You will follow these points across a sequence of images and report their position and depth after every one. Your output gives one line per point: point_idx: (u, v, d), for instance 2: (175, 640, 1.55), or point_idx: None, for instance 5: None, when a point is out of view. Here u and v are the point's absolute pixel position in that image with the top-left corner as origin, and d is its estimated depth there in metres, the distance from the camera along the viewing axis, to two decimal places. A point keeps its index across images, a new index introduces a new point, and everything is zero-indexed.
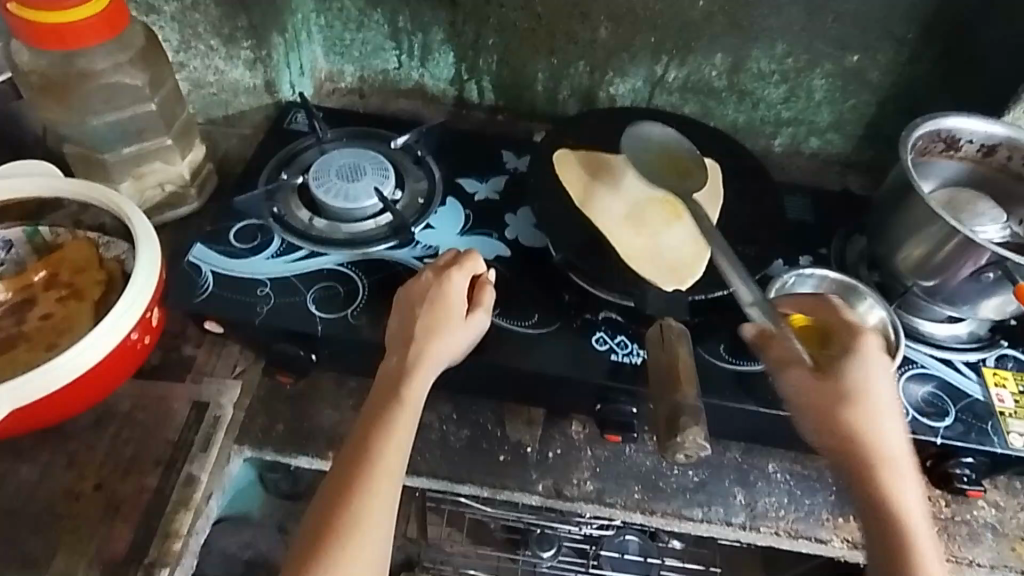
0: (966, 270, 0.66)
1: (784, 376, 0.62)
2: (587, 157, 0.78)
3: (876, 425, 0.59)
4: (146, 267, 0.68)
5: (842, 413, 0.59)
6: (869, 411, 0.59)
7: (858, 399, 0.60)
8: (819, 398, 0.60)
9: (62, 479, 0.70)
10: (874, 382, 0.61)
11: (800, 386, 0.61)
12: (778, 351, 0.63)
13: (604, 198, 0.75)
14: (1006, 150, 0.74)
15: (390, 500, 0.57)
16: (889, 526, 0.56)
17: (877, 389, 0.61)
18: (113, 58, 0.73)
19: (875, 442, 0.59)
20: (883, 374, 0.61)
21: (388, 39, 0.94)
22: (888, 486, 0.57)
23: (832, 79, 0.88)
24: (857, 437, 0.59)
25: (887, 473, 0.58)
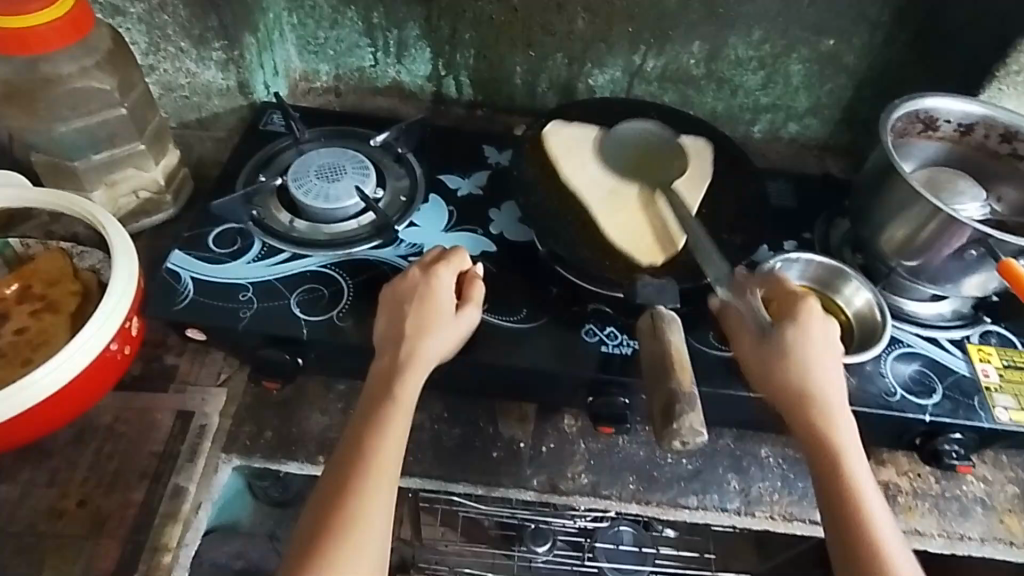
0: (948, 248, 0.67)
1: (735, 343, 0.63)
2: (577, 132, 0.79)
3: (820, 386, 0.59)
4: (123, 276, 0.66)
5: (786, 376, 0.59)
6: (814, 374, 0.59)
7: (802, 361, 0.59)
8: (766, 364, 0.60)
9: (44, 496, 0.68)
10: (818, 343, 0.61)
11: (749, 353, 0.61)
12: (733, 321, 0.63)
13: (586, 176, 0.75)
14: (983, 129, 0.75)
15: (387, 501, 0.56)
16: (838, 492, 0.56)
17: (821, 351, 0.60)
18: (79, 62, 0.71)
19: (820, 405, 0.59)
20: (827, 334, 0.61)
21: (362, 37, 0.93)
22: (834, 447, 0.57)
23: (809, 65, 0.88)
24: (803, 401, 0.59)
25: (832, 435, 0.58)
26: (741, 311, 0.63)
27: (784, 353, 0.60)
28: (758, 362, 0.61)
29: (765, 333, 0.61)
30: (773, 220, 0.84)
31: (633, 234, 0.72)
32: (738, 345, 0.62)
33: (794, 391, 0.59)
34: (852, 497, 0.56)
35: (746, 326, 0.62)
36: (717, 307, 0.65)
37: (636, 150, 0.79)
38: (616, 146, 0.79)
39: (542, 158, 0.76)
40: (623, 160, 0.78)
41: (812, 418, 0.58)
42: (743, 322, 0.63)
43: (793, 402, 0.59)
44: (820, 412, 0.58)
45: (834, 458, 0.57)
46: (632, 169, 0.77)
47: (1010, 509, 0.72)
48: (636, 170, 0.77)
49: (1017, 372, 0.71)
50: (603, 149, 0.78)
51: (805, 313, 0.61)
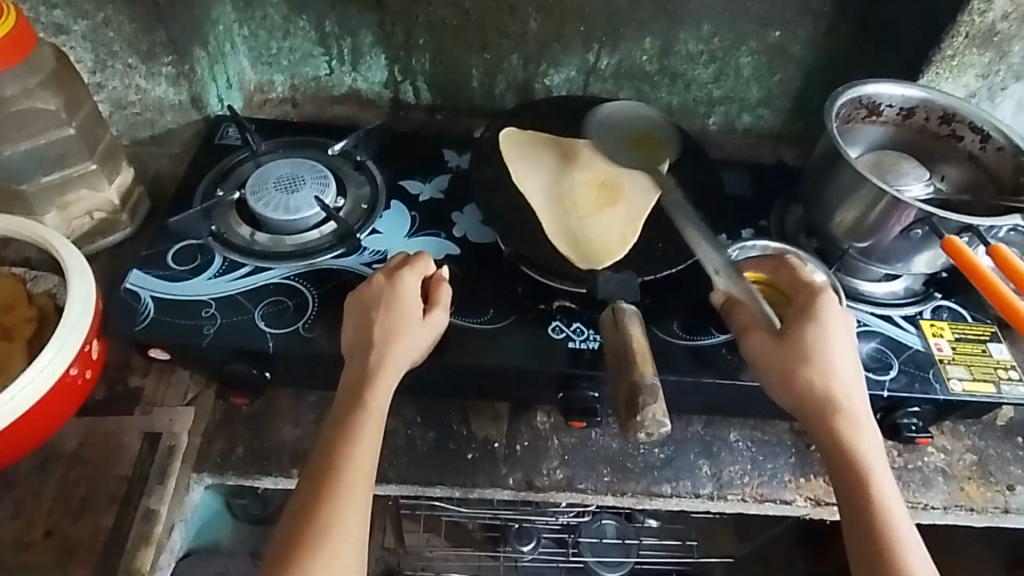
0: (895, 229, 0.69)
1: (748, 338, 0.62)
2: (532, 136, 0.80)
3: (839, 383, 0.60)
4: (80, 300, 0.65)
5: (807, 374, 0.60)
6: (836, 371, 0.60)
7: (823, 358, 0.60)
8: (786, 359, 0.60)
9: (9, 529, 0.66)
10: (833, 337, 0.61)
11: (763, 346, 0.61)
12: (742, 315, 0.63)
13: (545, 175, 0.77)
14: (924, 112, 0.78)
15: (362, 511, 0.56)
16: (861, 489, 0.57)
17: (840, 348, 0.61)
18: (22, 82, 0.69)
19: (841, 396, 0.60)
20: (843, 330, 0.62)
21: (316, 46, 0.92)
22: (858, 446, 0.58)
23: (758, 56, 0.91)
24: (826, 398, 0.59)
25: (855, 433, 0.59)
26: (751, 307, 0.63)
27: (804, 346, 0.60)
28: (773, 359, 0.61)
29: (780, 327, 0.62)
30: (731, 210, 0.86)
31: (579, 234, 0.72)
32: (754, 337, 0.62)
33: (814, 388, 0.59)
34: (872, 494, 0.57)
35: (759, 323, 0.62)
36: (723, 304, 0.65)
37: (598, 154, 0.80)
38: (574, 147, 0.80)
39: (502, 161, 0.77)
40: (582, 157, 0.79)
41: (836, 413, 0.59)
42: (756, 316, 0.63)
43: (816, 398, 0.60)
44: (841, 402, 0.59)
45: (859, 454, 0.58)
46: (593, 162, 0.79)
47: (969, 476, 0.75)
48: (597, 164, 0.79)
49: (969, 344, 0.74)
50: (564, 150, 0.80)
51: (821, 309, 0.62)
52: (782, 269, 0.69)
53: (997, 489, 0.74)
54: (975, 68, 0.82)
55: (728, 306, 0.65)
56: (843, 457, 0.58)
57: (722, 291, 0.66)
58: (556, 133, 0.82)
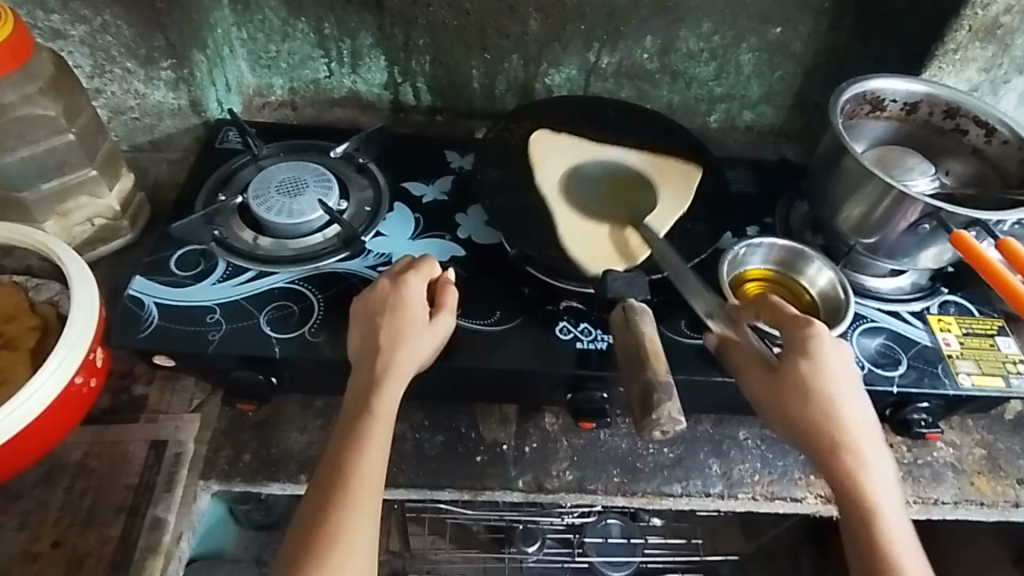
0: (903, 224, 0.69)
1: (745, 379, 0.61)
2: (568, 139, 0.80)
3: (839, 419, 0.58)
4: (83, 307, 0.64)
5: (805, 410, 0.58)
6: (835, 409, 0.58)
7: (819, 395, 0.58)
8: (783, 397, 0.59)
9: (16, 541, 0.65)
10: (831, 372, 0.59)
11: (758, 386, 0.60)
12: (736, 354, 0.62)
13: (569, 180, 0.77)
14: (927, 107, 0.78)
15: (372, 516, 0.56)
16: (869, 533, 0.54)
17: (840, 382, 0.59)
18: (20, 89, 0.68)
19: (842, 434, 0.58)
20: (840, 363, 0.60)
21: (315, 48, 0.92)
22: (862, 487, 0.56)
23: (758, 53, 0.90)
24: (829, 436, 0.57)
25: (860, 472, 0.57)
26: (744, 345, 0.62)
27: (798, 384, 0.58)
28: (770, 398, 0.59)
29: (773, 364, 0.60)
30: (736, 208, 0.85)
31: (595, 238, 0.72)
32: (747, 377, 0.61)
33: (814, 426, 0.58)
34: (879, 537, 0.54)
35: (753, 361, 0.61)
36: (717, 345, 0.64)
37: (635, 166, 0.80)
38: (608, 159, 0.80)
39: (530, 161, 0.77)
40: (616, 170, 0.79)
41: (837, 450, 0.57)
42: (748, 353, 0.62)
43: (815, 435, 0.58)
44: (842, 442, 0.57)
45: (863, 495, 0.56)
46: (623, 176, 0.79)
47: (979, 470, 0.75)
48: (626, 170, 0.79)
49: (977, 339, 0.74)
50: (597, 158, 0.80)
51: (815, 341, 0.60)
52: (761, 305, 0.64)
53: (1007, 484, 0.74)
54: (978, 62, 0.82)
55: (721, 345, 0.64)
56: (849, 500, 0.56)
57: (715, 332, 0.64)
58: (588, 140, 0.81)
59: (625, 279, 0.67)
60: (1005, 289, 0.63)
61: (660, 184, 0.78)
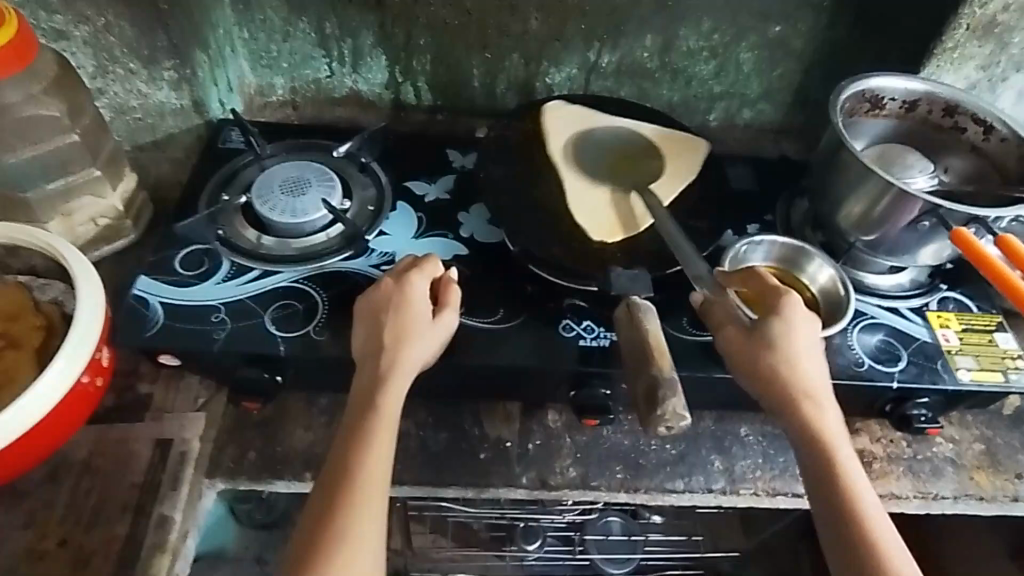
0: (902, 221, 0.70)
1: (723, 340, 0.61)
2: (578, 111, 0.81)
3: (807, 381, 0.59)
4: (89, 307, 0.65)
5: (778, 374, 0.59)
6: (804, 371, 0.59)
7: (791, 357, 0.59)
8: (759, 357, 0.60)
9: (22, 539, 0.65)
10: (802, 336, 0.61)
11: (737, 347, 0.60)
12: (717, 316, 0.62)
13: (578, 149, 0.78)
14: (926, 105, 0.78)
15: (378, 513, 0.56)
16: (836, 491, 0.56)
17: (809, 347, 0.61)
18: (24, 89, 0.68)
19: (810, 396, 0.59)
20: (809, 330, 0.62)
21: (317, 47, 0.92)
22: (830, 445, 0.57)
23: (758, 52, 0.91)
24: (798, 396, 0.59)
25: (826, 431, 0.58)
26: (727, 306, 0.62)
27: (774, 346, 0.60)
28: (746, 359, 0.60)
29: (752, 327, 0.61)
30: (736, 205, 0.86)
31: (601, 207, 0.73)
32: (726, 339, 0.61)
33: (785, 390, 0.59)
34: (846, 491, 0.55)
35: (732, 323, 0.61)
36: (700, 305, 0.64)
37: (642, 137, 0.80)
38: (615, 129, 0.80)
39: (537, 135, 0.80)
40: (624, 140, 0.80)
41: (805, 411, 0.58)
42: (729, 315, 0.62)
43: (786, 399, 0.59)
44: (811, 402, 0.59)
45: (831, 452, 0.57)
46: (630, 146, 0.79)
47: (978, 465, 0.76)
48: (636, 143, 0.80)
49: (976, 335, 0.75)
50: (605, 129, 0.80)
51: (790, 307, 0.62)
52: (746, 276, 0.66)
53: (1006, 478, 0.75)
54: (976, 60, 0.82)
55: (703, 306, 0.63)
56: (818, 455, 0.57)
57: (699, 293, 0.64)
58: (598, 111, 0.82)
59: (629, 276, 0.68)
60: (1007, 286, 0.63)
61: (665, 157, 0.78)
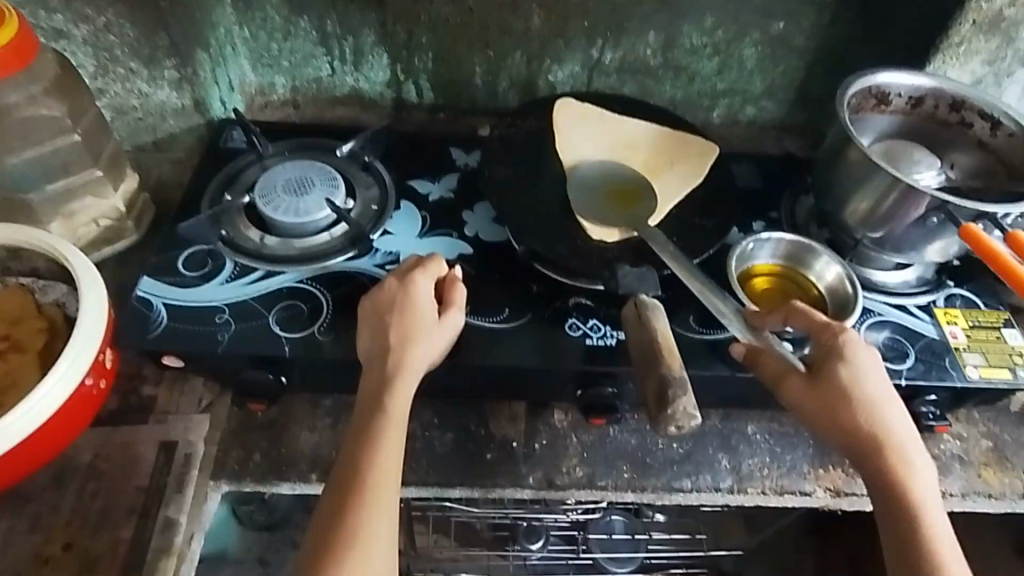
0: (910, 218, 0.69)
1: (784, 390, 0.59)
2: (589, 110, 0.82)
3: (884, 426, 0.57)
4: (92, 310, 0.64)
5: (844, 424, 0.57)
6: (878, 416, 0.57)
7: (863, 402, 0.57)
8: (828, 406, 0.57)
9: (26, 544, 0.65)
10: (871, 378, 0.58)
11: (798, 396, 0.58)
12: (767, 364, 0.60)
13: (585, 150, 0.79)
14: (932, 100, 0.78)
15: (389, 514, 0.56)
16: (911, 552, 0.54)
17: (881, 388, 0.58)
18: (25, 90, 0.67)
19: (886, 442, 0.57)
20: (875, 368, 0.59)
21: (317, 46, 0.91)
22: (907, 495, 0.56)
23: (761, 48, 0.90)
24: (873, 443, 0.57)
25: (907, 490, 0.56)
26: (774, 355, 0.60)
27: (841, 392, 0.57)
28: (810, 408, 0.58)
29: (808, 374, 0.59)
30: (741, 202, 0.85)
31: (604, 206, 0.74)
32: (785, 388, 0.59)
33: (856, 446, 0.57)
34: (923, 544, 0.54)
35: (786, 371, 0.59)
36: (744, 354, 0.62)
37: (652, 137, 0.81)
38: (626, 130, 0.81)
39: (551, 128, 0.80)
40: (634, 141, 0.80)
41: (883, 464, 0.57)
42: (781, 362, 0.60)
43: (861, 451, 0.57)
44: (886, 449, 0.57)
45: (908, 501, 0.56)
46: (639, 146, 0.80)
47: (986, 462, 0.75)
48: (646, 143, 0.80)
49: (983, 331, 0.75)
50: (614, 130, 0.81)
51: (850, 347, 0.59)
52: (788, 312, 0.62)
53: (1014, 475, 0.75)
54: (982, 54, 0.82)
55: (750, 359, 0.62)
56: (895, 506, 0.56)
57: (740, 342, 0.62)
58: (609, 111, 0.83)
59: (636, 274, 0.67)
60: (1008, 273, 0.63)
61: (674, 159, 0.79)
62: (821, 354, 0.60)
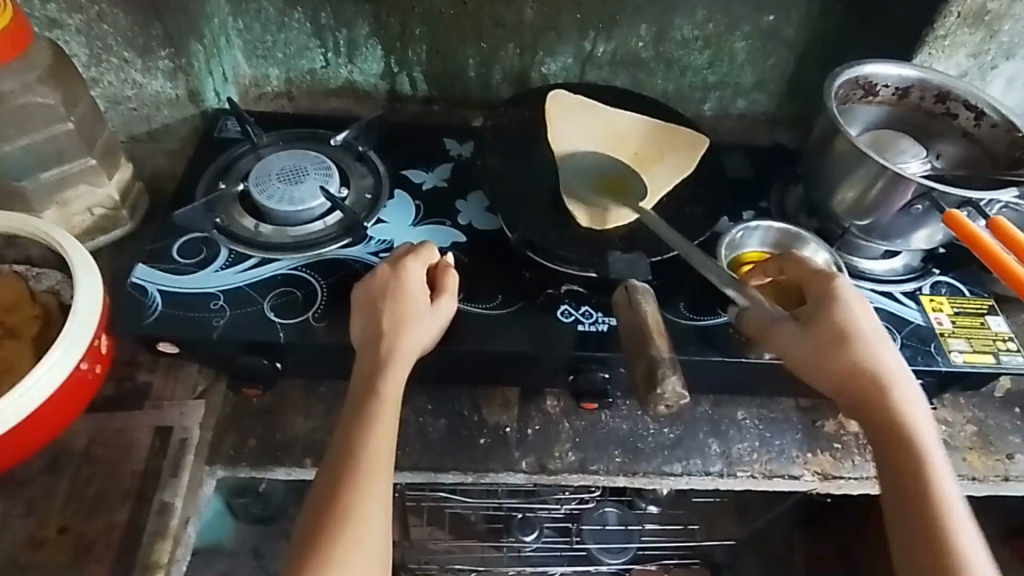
0: (896, 206, 0.71)
1: (775, 336, 0.62)
2: (582, 103, 0.82)
3: (874, 361, 0.59)
4: (88, 296, 0.65)
5: (835, 360, 0.59)
6: (868, 352, 0.60)
7: (852, 340, 0.60)
8: (820, 346, 0.60)
9: (22, 528, 0.65)
10: (861, 320, 0.61)
11: (790, 336, 0.61)
12: (755, 316, 0.63)
13: (577, 141, 0.79)
14: (918, 91, 0.79)
15: (383, 497, 0.57)
16: (902, 473, 0.56)
17: (871, 330, 0.61)
18: (20, 78, 0.67)
19: (877, 377, 0.59)
20: (866, 312, 0.61)
21: (312, 38, 0.92)
22: (899, 423, 0.58)
23: (751, 41, 0.91)
24: (864, 378, 0.59)
25: (901, 419, 0.58)
26: (763, 308, 0.63)
27: (832, 332, 0.60)
28: (801, 349, 0.60)
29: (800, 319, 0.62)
30: (731, 192, 0.86)
31: (595, 194, 0.74)
32: (776, 332, 0.61)
33: (847, 379, 0.59)
34: (914, 469, 0.56)
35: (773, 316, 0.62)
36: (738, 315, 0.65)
37: (643, 129, 0.81)
38: (619, 122, 0.81)
39: (542, 121, 0.81)
40: (626, 133, 0.81)
41: (877, 397, 0.59)
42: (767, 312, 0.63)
43: (853, 387, 0.59)
44: (878, 383, 0.59)
45: (900, 430, 0.57)
46: (632, 138, 0.81)
47: (971, 446, 0.77)
48: (637, 135, 0.81)
49: (968, 318, 0.76)
50: (607, 122, 0.81)
51: (840, 290, 0.62)
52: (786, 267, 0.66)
53: (998, 459, 0.76)
54: (967, 47, 0.83)
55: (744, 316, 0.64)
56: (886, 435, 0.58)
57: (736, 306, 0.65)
58: (602, 104, 0.83)
59: (626, 260, 0.69)
60: (997, 265, 0.64)
61: (666, 150, 0.80)
62: (813, 298, 0.63)
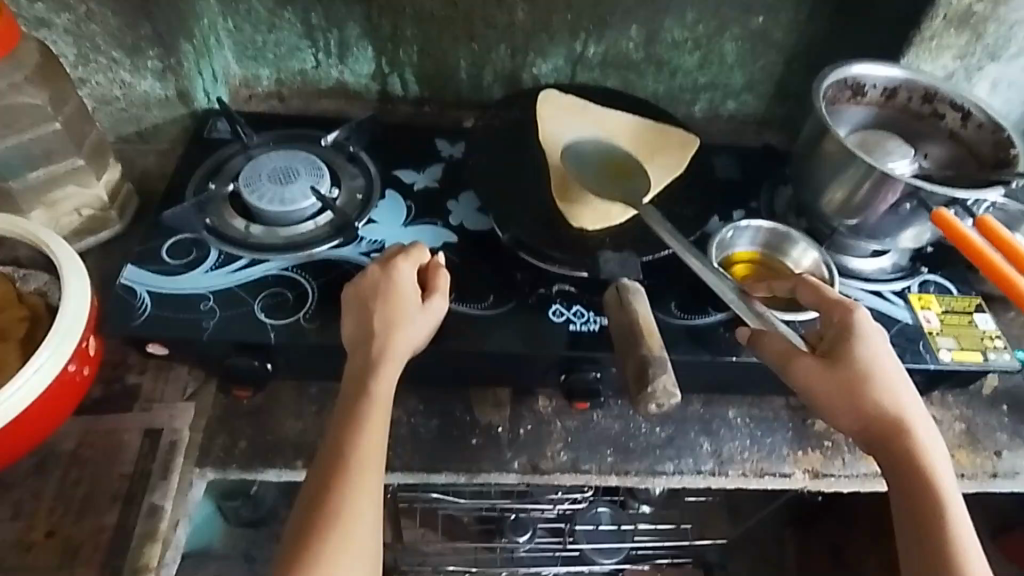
0: (884, 206, 0.71)
1: (794, 369, 0.61)
2: (570, 102, 0.81)
3: (895, 403, 0.60)
4: (76, 297, 0.64)
5: (856, 400, 0.59)
6: (889, 394, 0.60)
7: (874, 381, 0.60)
8: (841, 386, 0.60)
9: (9, 531, 0.65)
10: (881, 360, 0.61)
11: (810, 373, 0.60)
12: (772, 344, 0.62)
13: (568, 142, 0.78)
14: (906, 92, 0.80)
15: (372, 498, 0.56)
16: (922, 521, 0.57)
17: (890, 370, 0.61)
18: (8, 78, 0.67)
19: (898, 421, 0.59)
20: (885, 349, 0.61)
21: (302, 39, 0.91)
22: (920, 469, 0.58)
23: (741, 43, 0.92)
24: (885, 421, 0.59)
25: (922, 464, 0.58)
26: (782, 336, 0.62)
27: (853, 371, 0.60)
28: (822, 386, 0.60)
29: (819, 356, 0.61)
30: (721, 193, 0.87)
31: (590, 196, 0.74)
32: (796, 365, 0.60)
33: (867, 421, 0.60)
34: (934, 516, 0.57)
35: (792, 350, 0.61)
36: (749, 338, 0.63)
37: (633, 129, 0.81)
38: (608, 121, 0.81)
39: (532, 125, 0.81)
40: (618, 132, 0.80)
41: (898, 440, 0.59)
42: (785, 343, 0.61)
43: (874, 429, 0.60)
44: (899, 427, 0.59)
45: (921, 475, 0.58)
46: (623, 137, 0.80)
47: (959, 444, 0.77)
48: (628, 134, 0.80)
49: (956, 316, 0.77)
50: (597, 121, 0.80)
51: (859, 327, 0.62)
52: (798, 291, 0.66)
53: (985, 456, 0.77)
54: (953, 49, 0.84)
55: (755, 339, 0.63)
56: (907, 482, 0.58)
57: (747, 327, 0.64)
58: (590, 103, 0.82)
59: (618, 260, 0.70)
60: (981, 260, 0.65)
61: (656, 149, 0.79)
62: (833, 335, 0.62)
